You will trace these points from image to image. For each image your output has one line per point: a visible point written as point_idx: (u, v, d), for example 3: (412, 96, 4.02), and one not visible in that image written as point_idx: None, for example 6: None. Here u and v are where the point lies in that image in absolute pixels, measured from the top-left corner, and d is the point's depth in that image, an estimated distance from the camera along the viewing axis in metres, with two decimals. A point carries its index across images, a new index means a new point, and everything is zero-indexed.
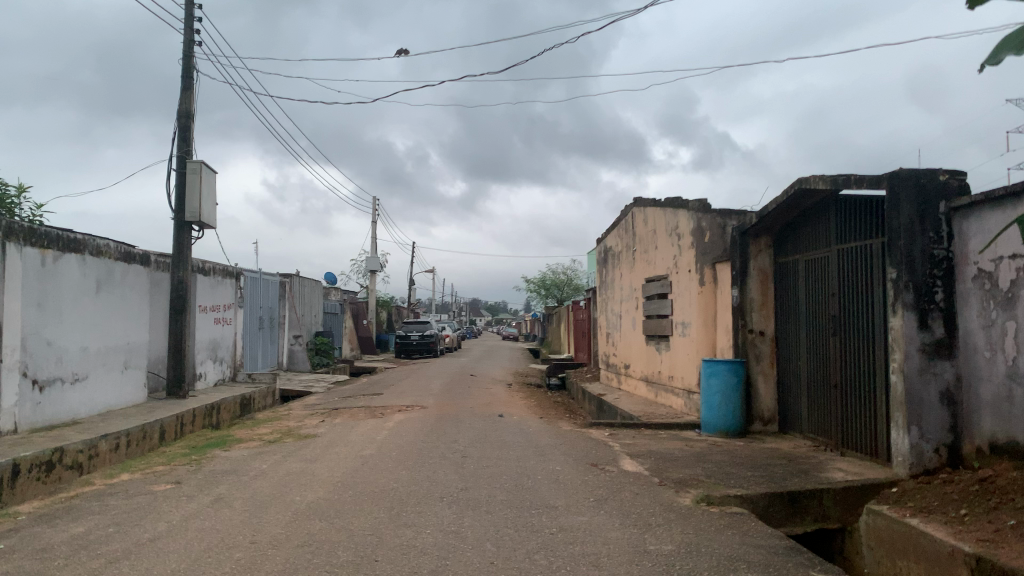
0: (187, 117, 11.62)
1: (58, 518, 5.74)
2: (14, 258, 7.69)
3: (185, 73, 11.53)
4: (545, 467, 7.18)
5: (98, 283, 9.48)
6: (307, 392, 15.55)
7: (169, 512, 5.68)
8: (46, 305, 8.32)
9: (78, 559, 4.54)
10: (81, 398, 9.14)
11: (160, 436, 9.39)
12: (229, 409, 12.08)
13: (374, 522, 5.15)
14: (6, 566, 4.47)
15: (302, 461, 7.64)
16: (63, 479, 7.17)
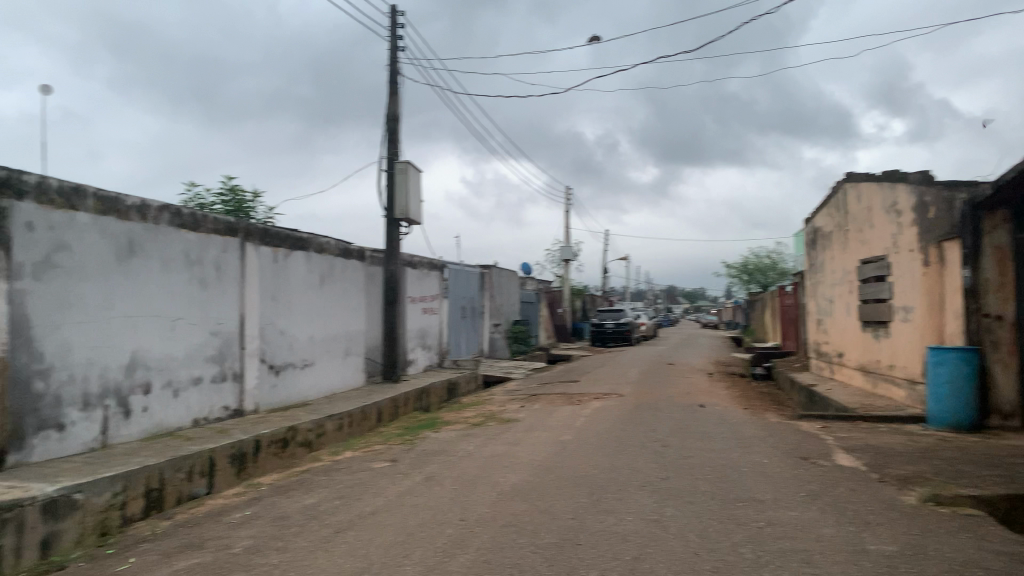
0: (395, 120, 12.37)
1: (292, 490, 6.35)
2: (252, 256, 8.58)
3: (391, 78, 12.26)
4: (750, 458, 6.91)
5: (321, 277, 10.36)
6: (508, 378, 16.06)
7: (387, 488, 6.11)
8: (278, 298, 9.22)
9: (310, 527, 5.00)
10: (310, 382, 10.04)
11: (377, 418, 10.10)
12: (437, 393, 12.77)
13: (577, 507, 5.22)
14: (252, 531, 5.02)
15: (506, 444, 7.90)
16: (297, 455, 7.92)
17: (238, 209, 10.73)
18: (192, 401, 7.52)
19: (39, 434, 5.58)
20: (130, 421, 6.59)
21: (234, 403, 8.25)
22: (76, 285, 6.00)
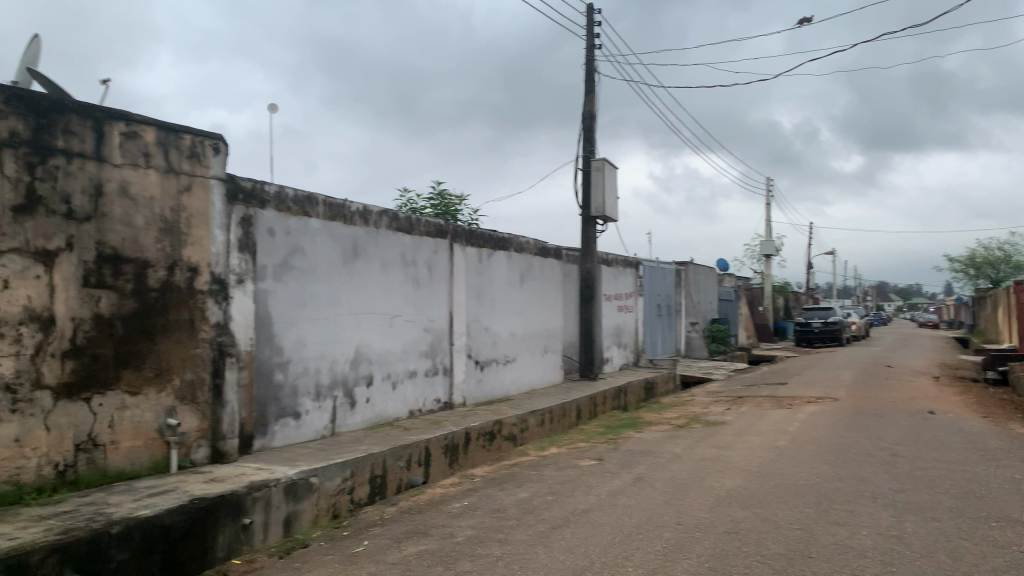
0: (591, 118, 12.37)
1: (504, 483, 6.50)
2: (458, 256, 8.91)
3: (588, 77, 12.27)
4: (998, 473, 6.19)
5: (521, 276, 10.57)
6: (708, 379, 15.57)
7: (597, 487, 6.09)
8: (482, 296, 9.51)
9: (527, 521, 5.08)
10: (512, 378, 10.28)
11: (578, 415, 10.14)
12: (635, 392, 12.62)
13: (802, 517, 4.91)
14: (472, 521, 5.19)
15: (714, 447, 7.63)
16: (503, 449, 8.11)
17: (444, 212, 11.21)
18: (407, 393, 7.92)
19: (279, 421, 6.09)
20: (354, 411, 7.05)
21: (444, 396, 8.59)
22: (309, 285, 6.49)
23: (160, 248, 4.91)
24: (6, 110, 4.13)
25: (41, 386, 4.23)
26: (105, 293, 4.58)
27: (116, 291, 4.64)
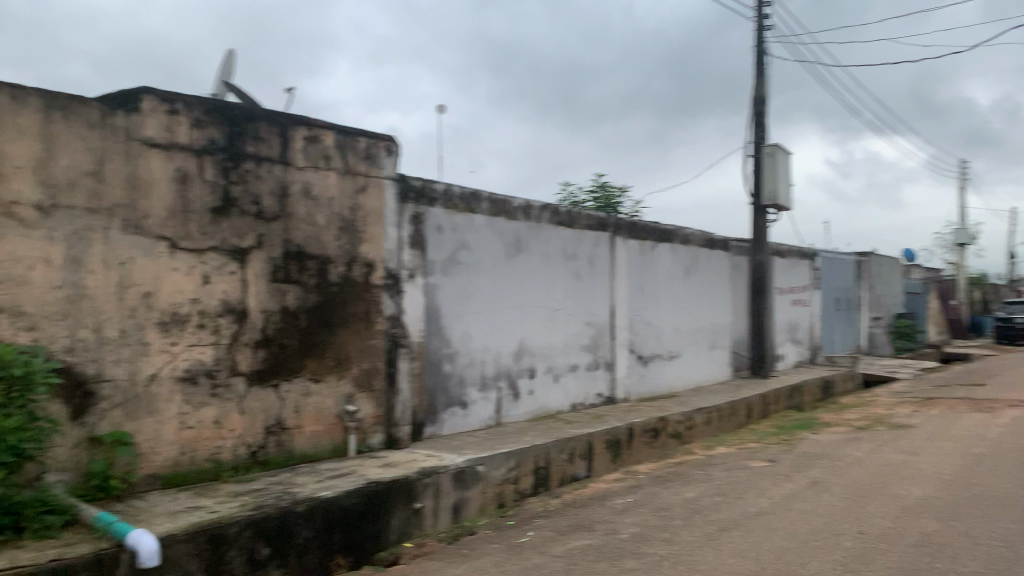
0: (762, 103, 11.82)
1: (670, 481, 6.35)
2: (621, 249, 8.81)
3: (759, 60, 11.74)
4: None
5: (686, 268, 10.30)
6: (893, 378, 14.48)
7: (770, 489, 5.81)
8: (645, 290, 9.36)
9: (694, 522, 4.94)
10: (677, 374, 10.04)
11: (748, 414, 9.74)
12: (812, 392, 11.96)
13: (1006, 533, 4.43)
14: (636, 519, 5.11)
15: (901, 452, 7.07)
16: (668, 446, 7.93)
17: (607, 204, 11.14)
18: (570, 387, 7.94)
19: (448, 410, 6.28)
20: (519, 402, 7.14)
21: (606, 391, 8.53)
22: (475, 279, 6.65)
23: (339, 245, 5.18)
24: (204, 119, 4.42)
25: (237, 373, 4.57)
26: (291, 287, 4.88)
27: (301, 285, 4.93)
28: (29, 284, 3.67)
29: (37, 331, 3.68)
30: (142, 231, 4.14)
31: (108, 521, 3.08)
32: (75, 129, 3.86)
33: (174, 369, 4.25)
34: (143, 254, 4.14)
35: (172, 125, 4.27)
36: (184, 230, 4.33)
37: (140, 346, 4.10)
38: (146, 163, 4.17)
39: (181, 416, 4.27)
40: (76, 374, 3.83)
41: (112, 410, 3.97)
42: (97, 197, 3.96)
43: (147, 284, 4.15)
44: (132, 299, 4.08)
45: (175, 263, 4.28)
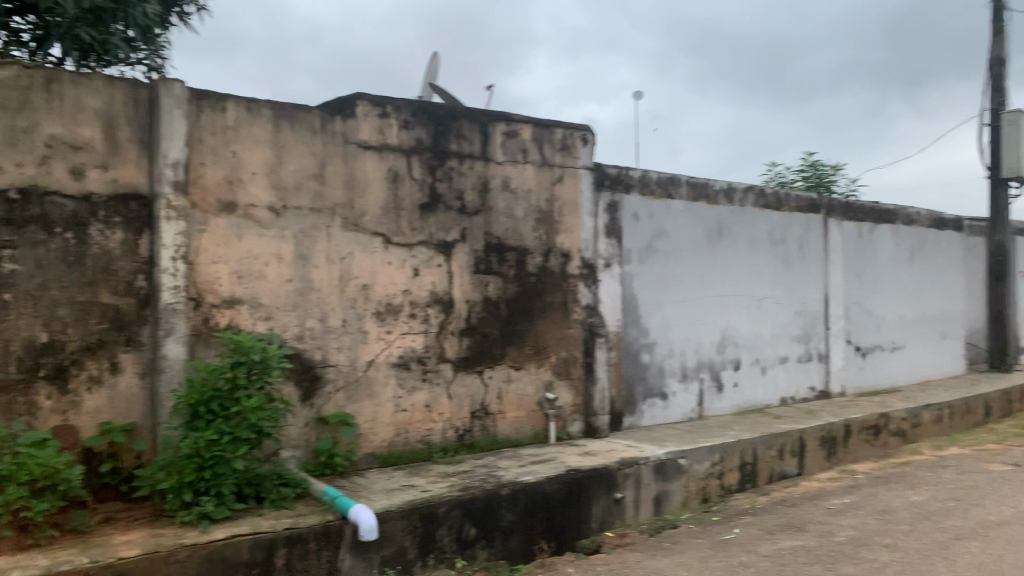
0: (1001, 64, 10.54)
1: (893, 483, 5.85)
2: (835, 232, 8.23)
3: (997, 15, 10.46)
4: None
5: (912, 251, 9.42)
6: None
7: (1015, 497, 5.18)
8: (863, 276, 8.68)
9: (922, 528, 4.51)
10: (901, 367, 9.23)
11: (986, 412, 8.75)
12: None
13: None
14: (853, 521, 4.76)
15: None
16: (890, 445, 7.30)
17: (818, 184, 10.46)
18: (779, 379, 7.53)
19: (647, 401, 6.20)
20: (722, 395, 6.89)
21: (820, 384, 8.00)
22: (674, 267, 6.49)
23: (537, 236, 4.83)
24: (413, 120, 4.31)
25: (444, 359, 4.43)
26: (493, 278, 4.63)
27: (502, 276, 4.66)
28: (264, 278, 3.78)
29: (272, 320, 3.80)
30: (359, 227, 4.11)
31: (333, 495, 3.37)
32: (299, 135, 3.90)
33: (389, 356, 4.19)
34: (360, 250, 4.11)
35: (383, 128, 4.20)
36: (396, 226, 4.24)
37: (359, 334, 4.09)
38: (362, 165, 4.12)
39: (396, 399, 4.21)
40: (305, 360, 3.89)
41: (335, 393, 3.99)
42: (319, 197, 3.96)
43: (365, 277, 4.12)
44: (351, 291, 4.07)
45: (388, 257, 4.20)
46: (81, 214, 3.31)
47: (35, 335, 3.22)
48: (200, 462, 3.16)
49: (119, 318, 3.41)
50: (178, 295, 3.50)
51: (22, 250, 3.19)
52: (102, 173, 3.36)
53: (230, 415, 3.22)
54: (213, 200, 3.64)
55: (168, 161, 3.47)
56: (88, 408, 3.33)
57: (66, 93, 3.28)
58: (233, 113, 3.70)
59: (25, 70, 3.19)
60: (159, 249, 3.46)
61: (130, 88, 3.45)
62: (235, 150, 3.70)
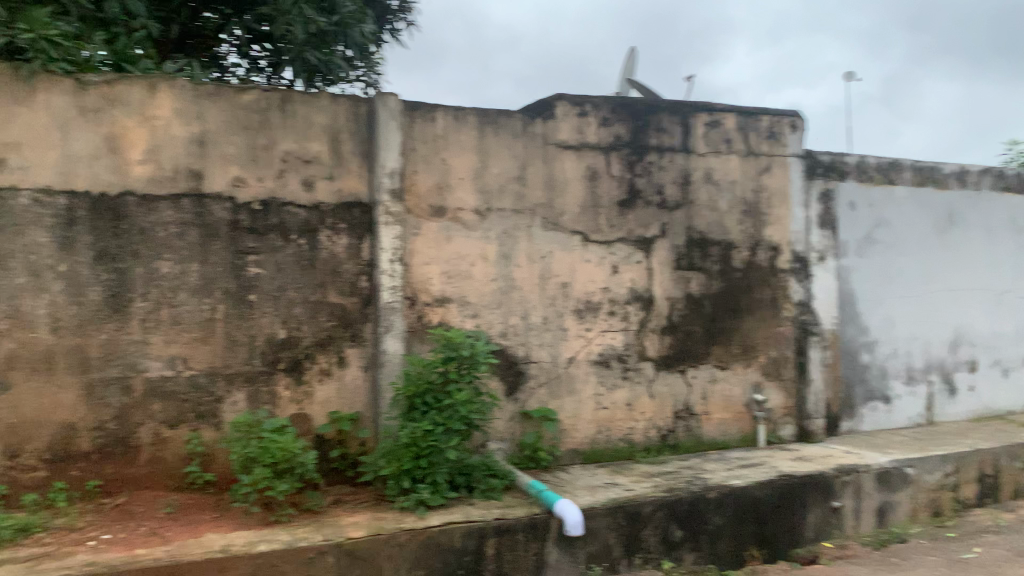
0: None
1: None
2: None
3: None
4: None
5: None
6: None
7: None
8: None
9: None
10: None
11: None
12: None
13: None
14: None
15: None
16: None
17: None
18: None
19: (867, 405, 5.48)
20: (954, 400, 5.94)
21: None
22: (898, 260, 5.69)
23: (743, 229, 4.61)
24: (611, 117, 4.29)
25: (646, 358, 4.35)
26: (696, 274, 4.48)
27: (705, 272, 4.50)
28: (471, 278, 3.93)
29: (479, 317, 3.94)
30: (559, 226, 4.15)
31: (539, 489, 3.44)
32: (503, 139, 4.02)
33: (590, 353, 4.20)
34: (561, 248, 4.15)
35: (583, 127, 4.21)
36: (596, 224, 4.24)
37: (560, 331, 4.13)
38: (561, 165, 4.16)
39: (597, 396, 4.22)
40: (509, 356, 4.00)
41: (538, 388, 4.07)
42: (521, 198, 4.05)
43: (565, 275, 4.16)
44: (552, 289, 4.12)
45: (587, 255, 4.21)
46: (311, 222, 3.63)
47: (275, 331, 3.57)
48: (417, 450, 3.33)
49: (344, 315, 3.70)
50: (396, 294, 3.74)
51: (264, 256, 3.54)
52: (329, 184, 3.66)
53: (443, 407, 3.36)
54: (425, 205, 3.85)
55: (386, 170, 3.71)
56: (319, 398, 3.65)
57: (298, 113, 3.61)
58: (442, 121, 3.89)
59: (264, 94, 3.55)
60: (379, 252, 3.71)
61: (351, 104, 3.72)
62: (444, 157, 3.89)
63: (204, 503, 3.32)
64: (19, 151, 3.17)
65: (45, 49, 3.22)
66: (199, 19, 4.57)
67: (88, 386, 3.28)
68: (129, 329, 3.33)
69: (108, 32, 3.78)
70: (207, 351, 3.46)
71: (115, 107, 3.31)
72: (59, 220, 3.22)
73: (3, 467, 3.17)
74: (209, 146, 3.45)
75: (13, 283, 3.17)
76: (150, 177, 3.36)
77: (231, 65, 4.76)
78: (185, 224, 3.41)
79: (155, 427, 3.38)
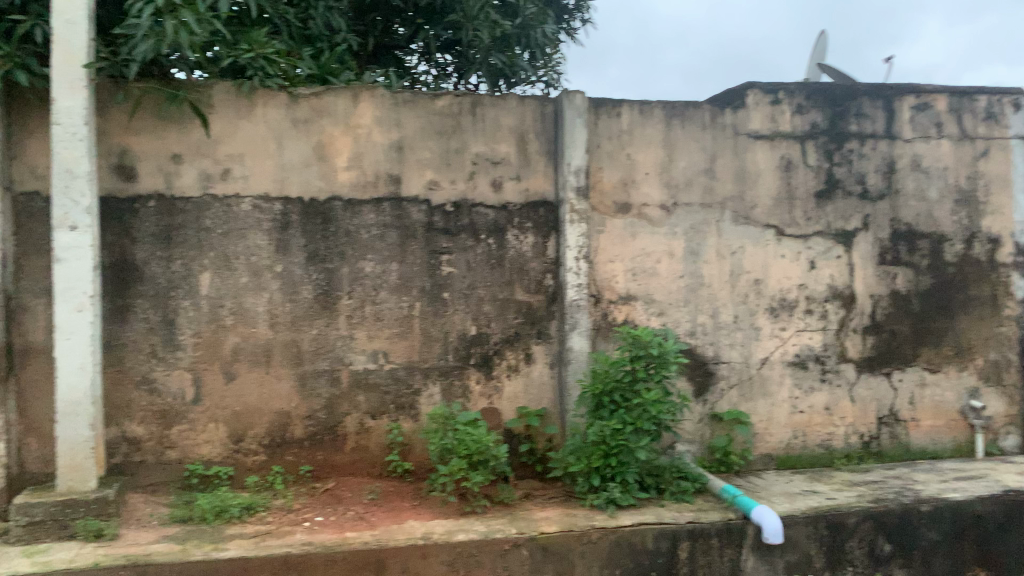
0: None
1: None
2: None
3: None
4: None
5: None
6: None
7: None
8: None
9: None
10: None
11: None
12: None
13: None
14: None
15: None
16: None
17: None
18: None
19: None
20: None
21: None
22: None
23: (957, 220, 4.23)
24: (807, 104, 4.06)
25: (846, 359, 4.09)
26: (902, 269, 4.15)
27: (913, 267, 4.17)
28: (657, 275, 3.87)
29: (666, 315, 3.87)
30: (751, 221, 3.99)
31: (733, 494, 3.32)
32: (690, 132, 3.92)
33: (784, 353, 4.01)
34: (752, 243, 3.98)
35: (775, 116, 4.03)
36: (790, 217, 4.03)
37: (751, 330, 3.97)
38: (752, 156, 3.99)
39: (792, 400, 4.01)
40: (698, 355, 3.90)
41: (729, 390, 3.94)
42: (710, 192, 3.94)
43: (757, 271, 3.99)
44: (743, 286, 3.97)
45: (781, 251, 4.02)
46: (500, 222, 3.71)
47: (467, 328, 3.68)
48: (607, 449, 3.30)
49: (532, 313, 3.75)
50: (581, 291, 3.72)
51: (456, 255, 3.66)
52: (517, 184, 3.73)
53: (632, 407, 3.30)
54: (610, 202, 3.82)
55: (571, 169, 3.70)
56: (508, 393, 3.73)
57: (487, 115, 3.70)
58: (628, 117, 3.84)
59: (456, 98, 3.66)
60: (564, 250, 3.71)
61: (538, 103, 3.76)
62: (630, 153, 3.85)
63: (403, 491, 3.49)
64: (241, 162, 3.46)
65: (262, 67, 3.52)
66: (391, 32, 4.80)
67: (301, 378, 3.53)
68: (336, 324, 3.56)
69: (314, 48, 4.04)
70: (405, 346, 3.62)
71: (323, 118, 3.54)
72: (275, 224, 3.49)
73: (229, 450, 3.48)
74: (406, 151, 3.61)
75: (237, 282, 3.47)
76: (354, 183, 3.56)
77: (421, 73, 4.95)
78: (385, 226, 3.59)
79: (359, 417, 3.59)
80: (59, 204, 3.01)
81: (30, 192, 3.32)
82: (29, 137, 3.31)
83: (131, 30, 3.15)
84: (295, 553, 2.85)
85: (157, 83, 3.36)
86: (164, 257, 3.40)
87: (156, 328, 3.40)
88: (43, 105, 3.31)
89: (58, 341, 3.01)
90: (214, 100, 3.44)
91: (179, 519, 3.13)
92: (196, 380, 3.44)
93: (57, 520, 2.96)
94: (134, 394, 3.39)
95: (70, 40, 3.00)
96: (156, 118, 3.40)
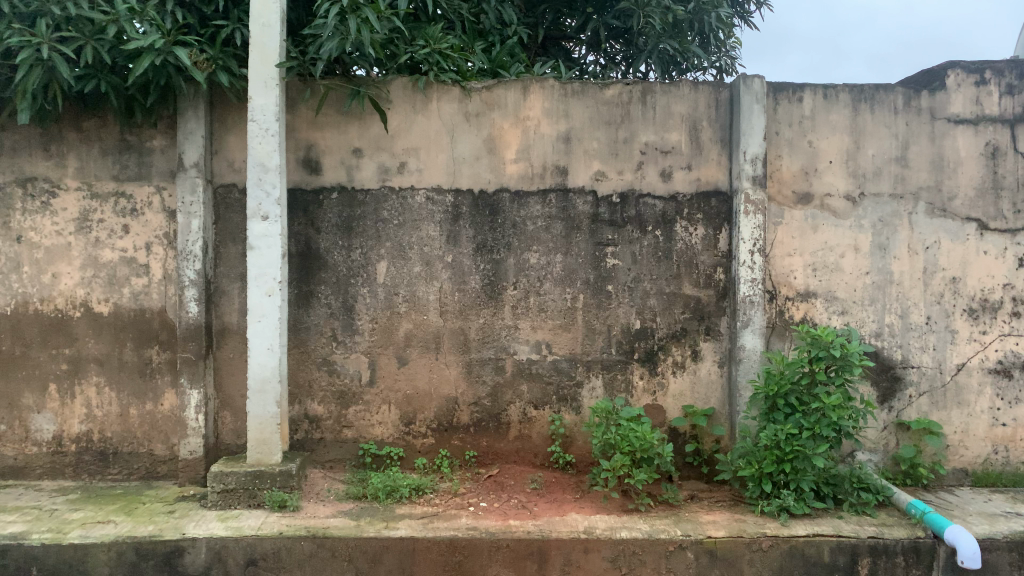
0: None
1: None
2: None
3: None
4: None
5: None
6: None
7: None
8: None
9: None
10: None
11: None
12: None
13: None
14: None
15: None
16: None
17: None
18: None
19: None
20: None
21: None
22: None
23: None
24: (1019, 84, 3.66)
25: None
26: None
27: None
28: (840, 271, 3.62)
29: (848, 314, 3.62)
30: (949, 213, 3.65)
31: (922, 511, 3.06)
32: (881, 117, 3.63)
33: (985, 360, 3.65)
34: (950, 238, 3.64)
35: (980, 98, 3.66)
36: (995, 210, 3.65)
37: (947, 333, 3.64)
38: (953, 143, 3.65)
39: (993, 411, 3.64)
40: (884, 358, 3.62)
41: (918, 397, 3.63)
42: (902, 181, 3.63)
43: (955, 269, 3.64)
44: (938, 285, 3.64)
45: (984, 247, 3.64)
46: (669, 213, 3.60)
47: (631, 322, 3.61)
48: (781, 454, 3.13)
49: (700, 308, 3.62)
50: (755, 287, 3.55)
51: (621, 248, 3.60)
52: (687, 174, 3.60)
53: (810, 411, 3.12)
54: (790, 192, 3.62)
55: (747, 156, 3.52)
56: (674, 391, 3.63)
57: (658, 103, 3.60)
58: (810, 102, 3.62)
59: (626, 87, 3.59)
60: (738, 243, 3.55)
61: (712, 90, 3.61)
62: (812, 140, 3.62)
63: (565, 483, 3.48)
64: (416, 155, 3.57)
65: (437, 62, 3.61)
66: (561, 24, 4.82)
67: (467, 365, 3.60)
68: (503, 314, 3.60)
69: (486, 41, 4.11)
70: (569, 338, 3.61)
71: (494, 111, 3.58)
72: (447, 216, 3.58)
73: (400, 432, 3.62)
74: (573, 142, 3.59)
75: (410, 271, 3.59)
76: (522, 174, 3.58)
77: (589, 63, 4.90)
78: (551, 218, 3.59)
79: (523, 406, 3.62)
80: (253, 195, 3.23)
81: (229, 184, 3.59)
82: (228, 133, 3.58)
83: (319, 30, 3.33)
84: (461, 537, 2.91)
85: (341, 80, 3.53)
86: (345, 246, 3.57)
87: (336, 313, 3.58)
88: (240, 103, 3.56)
89: (251, 323, 3.24)
90: (392, 95, 3.57)
91: (354, 496, 3.29)
92: (371, 364, 3.60)
93: (248, 489, 3.19)
94: (315, 374, 3.59)
95: (266, 42, 3.21)
96: (339, 114, 3.57)
